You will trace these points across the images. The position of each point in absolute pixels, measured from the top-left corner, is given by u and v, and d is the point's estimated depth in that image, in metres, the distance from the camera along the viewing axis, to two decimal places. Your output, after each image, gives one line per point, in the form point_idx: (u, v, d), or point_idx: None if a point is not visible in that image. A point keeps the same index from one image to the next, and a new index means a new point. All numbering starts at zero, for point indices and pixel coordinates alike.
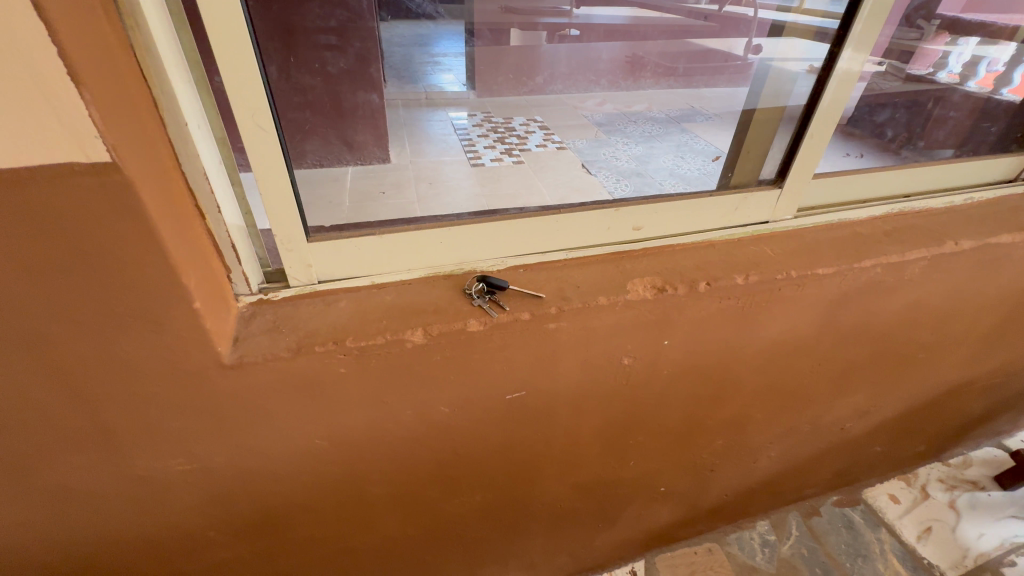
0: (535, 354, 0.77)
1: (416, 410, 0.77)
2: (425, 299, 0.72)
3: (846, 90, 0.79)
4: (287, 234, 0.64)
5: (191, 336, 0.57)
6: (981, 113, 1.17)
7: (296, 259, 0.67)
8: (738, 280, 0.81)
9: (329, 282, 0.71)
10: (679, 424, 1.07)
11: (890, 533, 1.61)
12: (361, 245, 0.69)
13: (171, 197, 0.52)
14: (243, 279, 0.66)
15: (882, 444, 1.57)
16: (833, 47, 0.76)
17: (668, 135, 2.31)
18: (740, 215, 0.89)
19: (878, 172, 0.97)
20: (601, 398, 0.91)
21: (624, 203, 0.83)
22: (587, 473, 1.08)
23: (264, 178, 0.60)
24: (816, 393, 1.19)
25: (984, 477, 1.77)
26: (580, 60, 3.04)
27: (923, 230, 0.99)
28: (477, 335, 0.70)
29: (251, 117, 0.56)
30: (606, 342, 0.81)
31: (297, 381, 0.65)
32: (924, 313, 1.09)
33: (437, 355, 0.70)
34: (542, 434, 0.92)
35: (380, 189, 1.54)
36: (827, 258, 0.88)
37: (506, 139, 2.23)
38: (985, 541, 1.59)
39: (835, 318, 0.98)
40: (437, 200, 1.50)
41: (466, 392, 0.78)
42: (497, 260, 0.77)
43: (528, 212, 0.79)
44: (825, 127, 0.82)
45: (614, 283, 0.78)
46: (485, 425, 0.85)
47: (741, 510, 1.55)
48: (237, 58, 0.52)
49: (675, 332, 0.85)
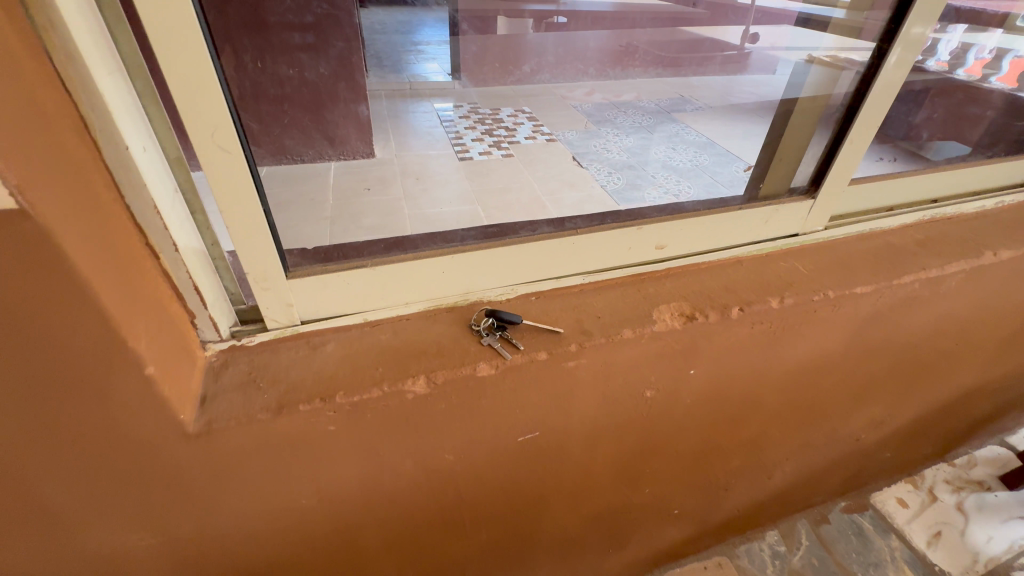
0: (551, 394, 0.68)
1: (415, 461, 0.67)
2: (426, 338, 0.62)
3: (892, 91, 0.70)
4: (262, 271, 0.54)
5: (145, 404, 0.46)
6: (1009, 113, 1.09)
7: (274, 298, 0.57)
8: (772, 303, 0.73)
9: (315, 321, 0.61)
10: (697, 451, 0.99)
11: (900, 539, 1.57)
12: (350, 279, 0.59)
13: (109, 240, 0.42)
14: (210, 325, 0.55)
15: (895, 451, 1.51)
16: (882, 43, 0.67)
17: (661, 127, 2.24)
18: (769, 228, 0.81)
19: (912, 177, 0.90)
20: (618, 432, 0.82)
21: (645, 218, 0.74)
22: (599, 504, 1.00)
23: (231, 210, 0.49)
24: (838, 410, 1.12)
25: (989, 477, 1.75)
26: (567, 48, 2.83)
27: (959, 240, 0.91)
28: (487, 380, 0.61)
29: (211, 138, 0.45)
30: (628, 376, 0.72)
31: (278, 443, 0.55)
32: (953, 326, 1.02)
33: (441, 404, 0.61)
34: (555, 472, 0.84)
35: (365, 186, 1.62)
36: (864, 275, 0.81)
37: (494, 131, 2.17)
38: (994, 544, 1.57)
39: (867, 336, 0.91)
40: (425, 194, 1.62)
41: (472, 438, 0.68)
42: (506, 288, 0.68)
43: (541, 233, 0.70)
44: (866, 131, 0.74)
45: (638, 312, 0.69)
46: (493, 469, 0.76)
47: (751, 521, 1.48)
48: (190, 66, 0.41)
49: (701, 361, 0.76)
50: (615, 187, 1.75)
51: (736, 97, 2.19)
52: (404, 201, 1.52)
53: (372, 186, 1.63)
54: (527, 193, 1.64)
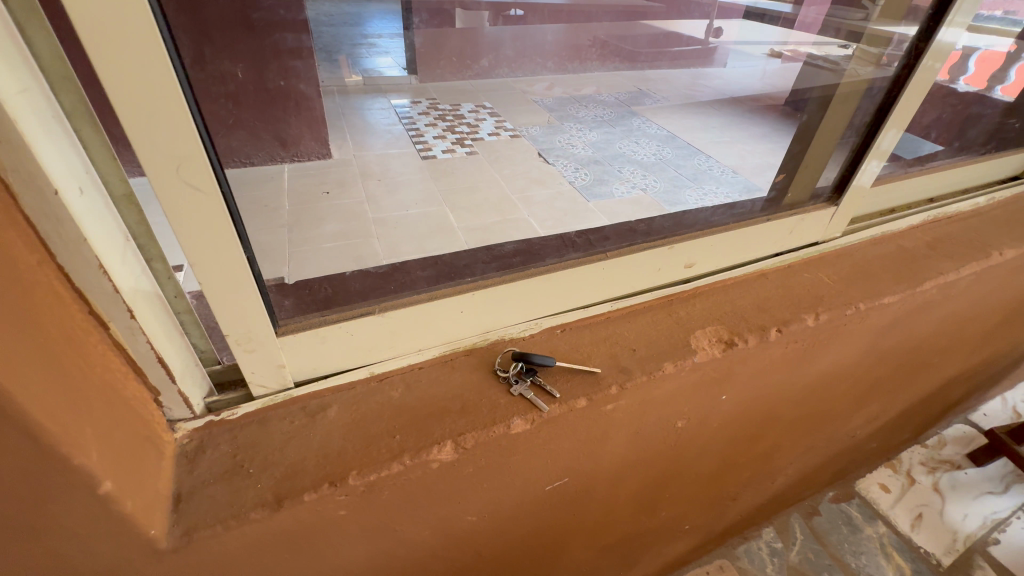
0: (584, 439, 0.60)
1: (434, 528, 0.58)
2: (446, 392, 0.53)
3: (921, 93, 0.66)
4: (245, 331, 0.43)
5: (100, 528, 0.35)
6: (1009, 111, 1.05)
7: (261, 361, 0.46)
8: (808, 320, 0.69)
9: (312, 381, 0.51)
10: (713, 470, 0.94)
11: (887, 526, 1.48)
12: (354, 330, 0.49)
13: (34, 322, 0.30)
14: (180, 401, 0.44)
15: (880, 442, 1.53)
16: (917, 43, 0.62)
17: (625, 121, 2.19)
18: (793, 238, 0.76)
19: (920, 177, 0.88)
20: (643, 464, 0.75)
21: (674, 236, 0.68)
22: (615, 533, 0.92)
23: (203, 263, 0.38)
24: (841, 413, 1.10)
25: (959, 455, 1.66)
26: (525, 41, 2.68)
27: (964, 240, 0.91)
28: (521, 436, 0.52)
29: (173, 173, 0.33)
30: (663, 410, 0.65)
31: (278, 539, 0.45)
32: (951, 324, 1.02)
33: (469, 467, 0.52)
34: (577, 512, 0.75)
35: (324, 189, 1.54)
36: (887, 283, 0.78)
37: (456, 127, 2.07)
38: (969, 522, 1.49)
39: (882, 341, 0.89)
40: (389, 196, 1.59)
41: (497, 496, 0.60)
42: (529, 323, 0.60)
43: (570, 260, 0.62)
44: (894, 134, 0.70)
45: (674, 341, 0.62)
46: (515, 521, 0.67)
47: (749, 518, 1.40)
48: (144, 83, 0.30)
49: (733, 386, 0.71)
50: (586, 182, 1.76)
51: (699, 96, 2.24)
52: (367, 204, 1.51)
53: (331, 189, 1.55)
54: (496, 191, 1.66)
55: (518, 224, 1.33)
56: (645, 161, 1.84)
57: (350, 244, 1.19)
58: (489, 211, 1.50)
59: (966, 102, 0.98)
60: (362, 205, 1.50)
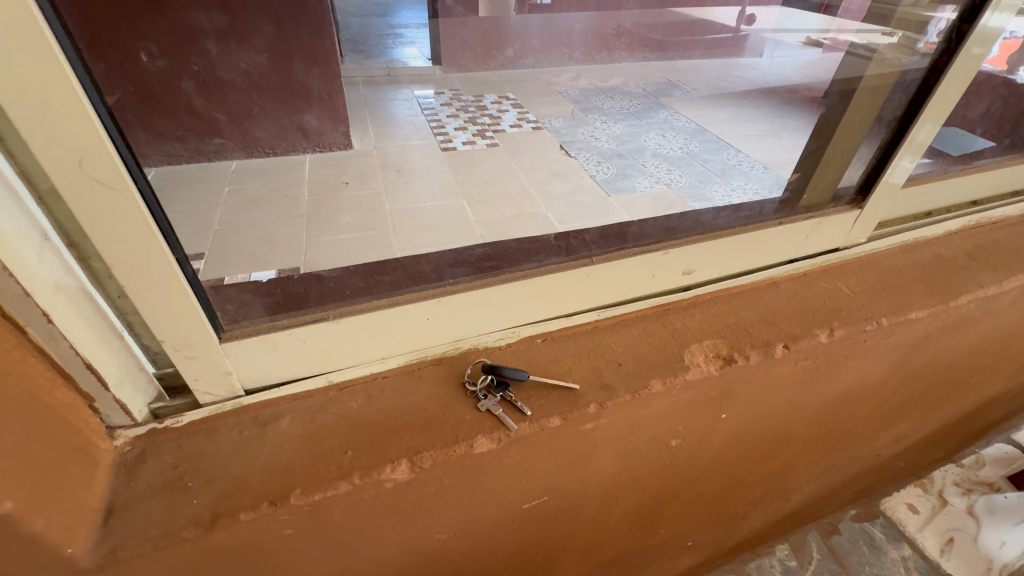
0: (564, 459, 0.56)
1: (398, 547, 0.54)
2: (407, 406, 0.49)
3: (960, 83, 0.58)
4: (182, 337, 0.40)
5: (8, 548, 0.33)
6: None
7: (204, 369, 0.43)
8: (821, 336, 0.62)
9: (265, 389, 0.48)
10: (720, 487, 0.87)
11: (913, 551, 1.29)
12: (306, 338, 0.46)
13: None
14: (118, 408, 0.42)
15: (909, 459, 1.31)
16: (958, 24, 0.54)
17: (652, 114, 2.11)
18: (810, 243, 0.69)
19: (963, 177, 0.78)
20: (636, 483, 0.70)
21: (670, 240, 0.62)
22: (610, 551, 0.86)
23: (124, 264, 0.35)
24: (868, 432, 1.01)
25: (1000, 477, 1.42)
26: (553, 31, 2.48)
27: (1009, 249, 0.81)
28: (487, 456, 0.48)
29: (75, 167, 0.30)
30: (654, 429, 0.60)
31: (218, 557, 0.43)
32: (993, 342, 0.93)
33: (430, 486, 0.48)
34: (562, 532, 0.70)
35: (343, 180, 1.55)
36: (917, 296, 0.70)
37: (478, 119, 2.01)
38: (1007, 550, 1.27)
39: (911, 358, 0.80)
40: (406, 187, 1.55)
41: (468, 515, 0.56)
42: (506, 332, 0.56)
43: (549, 265, 0.57)
44: (929, 130, 0.62)
45: (666, 356, 0.57)
46: (492, 540, 0.62)
47: (763, 532, 1.24)
48: (29, 70, 0.27)
49: (735, 405, 0.65)
50: (608, 176, 1.67)
51: (732, 85, 2.15)
52: (385, 195, 1.47)
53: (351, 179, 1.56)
54: (516, 185, 1.59)
55: (536, 218, 1.27)
56: (670, 155, 1.76)
57: (364, 236, 1.18)
58: (508, 203, 1.44)
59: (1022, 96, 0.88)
60: (382, 195, 1.47)
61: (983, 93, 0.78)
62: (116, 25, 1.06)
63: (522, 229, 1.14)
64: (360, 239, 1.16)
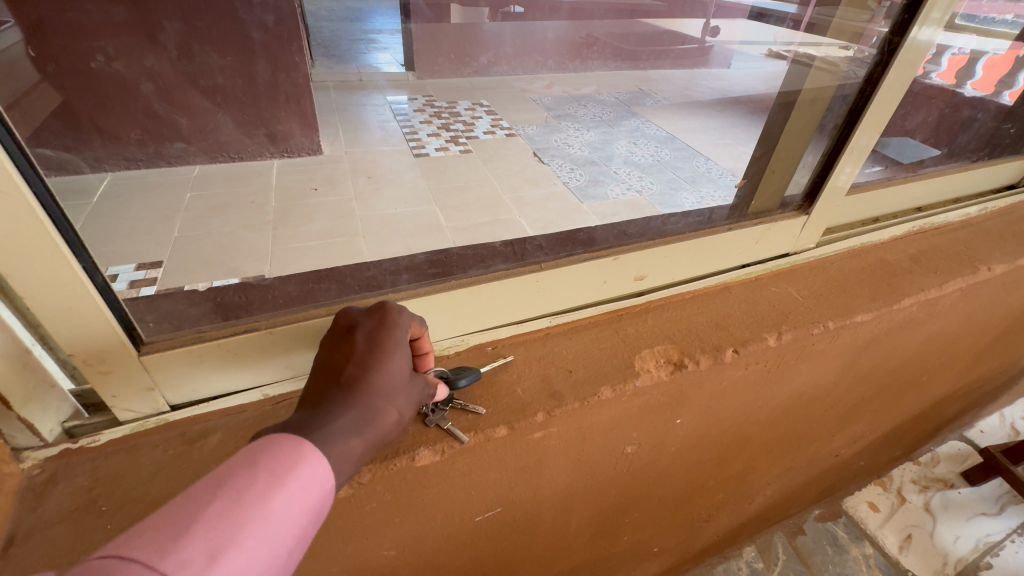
0: (515, 469, 0.55)
1: (342, 565, 0.53)
2: None
3: (894, 95, 0.61)
4: (97, 350, 0.39)
5: None
6: (1006, 116, 0.96)
7: (123, 384, 0.41)
8: (769, 340, 0.63)
9: (192, 405, 0.46)
10: (683, 491, 0.87)
11: (874, 548, 1.31)
12: (239, 351, 0.45)
13: None
14: (24, 428, 0.39)
15: (870, 457, 1.34)
16: (891, 37, 0.56)
17: (623, 122, 2.14)
18: (759, 248, 0.71)
19: (908, 184, 0.81)
20: (595, 491, 0.69)
21: (620, 246, 0.62)
22: (572, 559, 0.85)
23: (21, 269, 0.33)
24: (825, 433, 1.03)
25: (954, 474, 1.47)
26: (526, 39, 2.47)
27: (950, 253, 0.84)
28: (430, 468, 0.47)
29: None
30: (605, 436, 0.60)
31: None
32: (939, 342, 0.96)
33: (371, 502, 0.47)
34: (520, 543, 0.69)
35: (311, 186, 1.51)
36: (861, 300, 0.72)
37: (451, 125, 2.00)
38: (961, 545, 1.31)
39: (862, 360, 0.82)
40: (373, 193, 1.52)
41: (416, 529, 0.54)
42: (455, 340, 0.55)
43: (496, 270, 0.57)
44: (867, 139, 0.65)
45: (617, 361, 0.57)
46: (445, 554, 0.61)
47: (729, 536, 1.24)
48: None
49: (688, 410, 0.65)
50: (579, 183, 1.68)
51: (700, 93, 2.20)
52: (354, 202, 1.43)
53: (318, 185, 1.53)
54: (487, 191, 1.57)
55: (508, 225, 1.26)
56: (641, 163, 1.78)
57: (328, 242, 1.15)
58: (479, 211, 1.42)
59: (961, 107, 0.91)
60: (350, 201, 1.44)
61: (923, 103, 0.81)
62: (68, 21, 1.01)
63: (491, 237, 1.12)
64: (324, 246, 1.13)
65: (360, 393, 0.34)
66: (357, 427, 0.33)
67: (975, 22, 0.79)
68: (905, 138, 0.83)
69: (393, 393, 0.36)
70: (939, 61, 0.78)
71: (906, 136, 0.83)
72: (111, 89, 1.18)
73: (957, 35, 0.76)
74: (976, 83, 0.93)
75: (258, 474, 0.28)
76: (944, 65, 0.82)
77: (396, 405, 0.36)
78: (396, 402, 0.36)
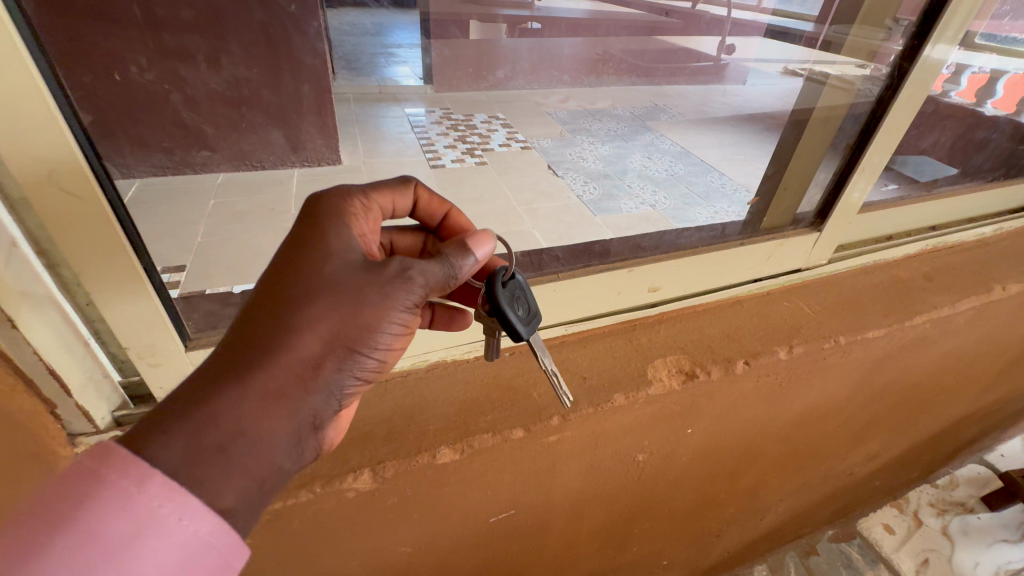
0: (529, 472, 0.57)
1: (361, 560, 0.55)
2: (373, 417, 0.50)
3: (905, 116, 0.63)
4: (148, 343, 0.42)
5: None
6: None
7: (168, 375, 0.45)
8: (781, 353, 0.64)
9: None
10: (693, 503, 0.88)
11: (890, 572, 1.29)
12: None
13: None
14: (79, 414, 0.42)
15: (884, 477, 1.32)
16: (901, 62, 0.59)
17: (637, 137, 2.17)
18: (772, 263, 0.72)
19: (921, 203, 0.82)
20: (605, 499, 0.70)
21: (635, 258, 0.64)
22: (581, 569, 0.85)
23: (90, 267, 0.37)
24: (837, 450, 1.03)
25: (973, 497, 1.44)
26: (543, 54, 2.52)
27: (964, 272, 0.85)
28: (450, 467, 0.49)
29: (46, 180, 0.32)
30: (618, 443, 0.62)
31: None
32: (953, 361, 0.95)
33: (392, 498, 0.50)
34: (531, 548, 0.70)
35: None
36: (874, 317, 0.72)
37: (468, 137, 2.04)
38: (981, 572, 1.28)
39: (874, 377, 0.83)
40: None
41: (432, 528, 0.56)
42: (476, 345, 0.58)
43: None
44: (878, 158, 0.66)
45: (630, 369, 0.59)
46: (458, 555, 0.63)
47: (740, 554, 1.23)
48: (7, 86, 0.29)
49: (700, 420, 0.67)
50: (593, 197, 1.70)
51: (714, 109, 2.22)
52: None
53: None
54: (503, 203, 1.59)
55: (523, 236, 1.28)
56: (655, 177, 1.81)
57: None
58: (494, 222, 1.45)
59: (977, 127, 0.92)
60: None
61: (938, 123, 0.82)
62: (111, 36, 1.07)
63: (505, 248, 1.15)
64: None
65: (253, 332, 0.33)
66: (255, 362, 0.32)
67: (991, 43, 0.81)
68: (918, 158, 0.84)
69: (294, 317, 0.33)
70: (956, 82, 0.79)
71: (920, 155, 0.84)
72: (144, 98, 1.23)
73: (974, 56, 0.78)
74: (995, 103, 0.94)
75: (41, 544, 0.28)
76: (961, 85, 0.83)
77: (301, 330, 0.33)
78: (296, 327, 0.33)
